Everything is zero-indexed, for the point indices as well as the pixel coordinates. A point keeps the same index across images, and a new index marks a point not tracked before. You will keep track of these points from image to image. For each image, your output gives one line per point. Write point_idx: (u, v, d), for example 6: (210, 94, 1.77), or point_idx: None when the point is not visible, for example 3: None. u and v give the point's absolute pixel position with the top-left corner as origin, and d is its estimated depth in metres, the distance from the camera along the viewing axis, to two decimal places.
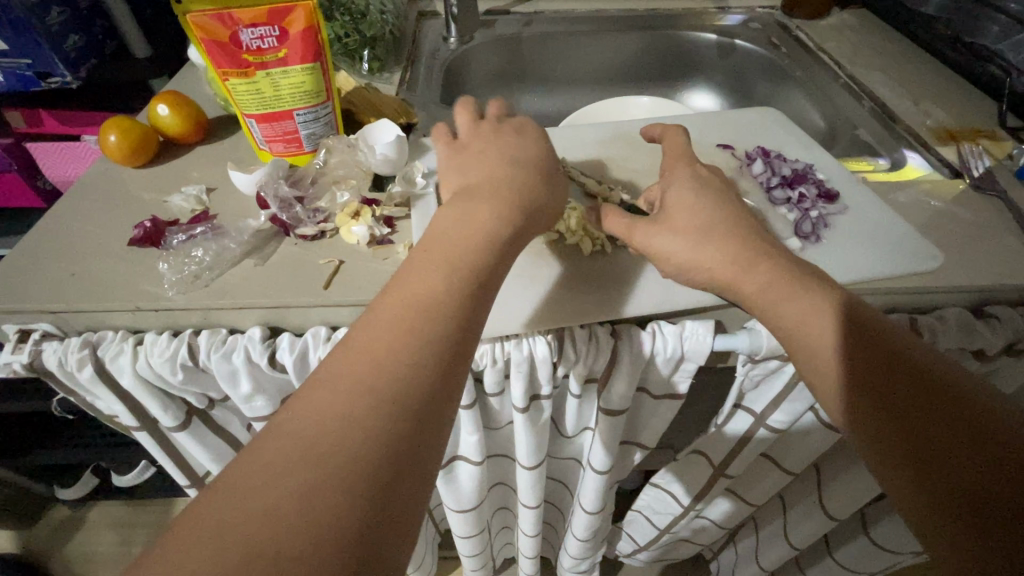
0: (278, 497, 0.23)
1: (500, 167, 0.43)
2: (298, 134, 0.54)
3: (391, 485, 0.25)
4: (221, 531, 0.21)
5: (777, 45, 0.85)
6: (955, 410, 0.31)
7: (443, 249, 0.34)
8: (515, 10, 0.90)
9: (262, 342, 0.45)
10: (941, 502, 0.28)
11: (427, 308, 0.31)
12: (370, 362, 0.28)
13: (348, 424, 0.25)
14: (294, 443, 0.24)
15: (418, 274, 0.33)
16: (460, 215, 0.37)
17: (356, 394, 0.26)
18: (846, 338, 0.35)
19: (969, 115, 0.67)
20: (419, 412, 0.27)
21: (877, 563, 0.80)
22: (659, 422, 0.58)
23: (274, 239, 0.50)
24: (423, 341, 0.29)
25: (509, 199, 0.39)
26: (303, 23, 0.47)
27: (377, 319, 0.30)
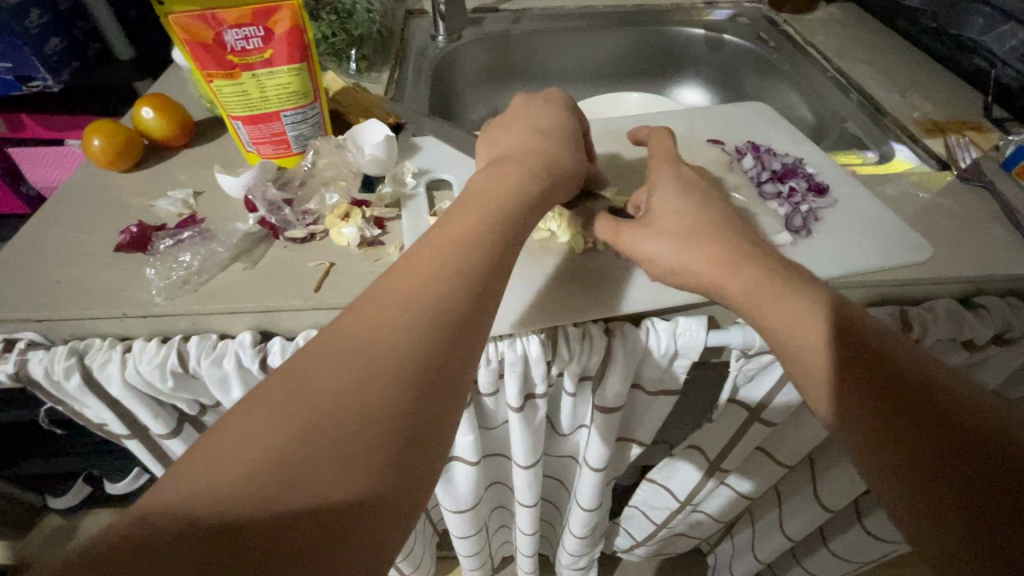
0: (282, 456, 0.23)
1: (534, 133, 0.45)
2: (286, 135, 0.53)
3: (410, 450, 0.26)
4: (207, 483, 0.22)
5: (765, 40, 0.85)
6: (941, 406, 0.31)
7: (480, 203, 0.36)
8: (503, 8, 0.90)
9: (253, 346, 0.45)
10: (931, 502, 0.28)
11: (461, 255, 0.32)
12: (410, 301, 0.29)
13: (363, 389, 0.26)
14: (337, 377, 0.26)
15: (456, 223, 0.34)
16: (492, 175, 0.39)
17: (397, 334, 0.28)
18: (840, 311, 0.36)
19: (956, 107, 0.67)
20: (449, 366, 0.29)
21: (870, 551, 0.81)
22: (654, 418, 0.58)
23: (263, 242, 0.49)
24: (443, 302, 0.30)
25: (536, 167, 0.40)
26: (288, 22, 0.47)
27: (418, 259, 0.32)
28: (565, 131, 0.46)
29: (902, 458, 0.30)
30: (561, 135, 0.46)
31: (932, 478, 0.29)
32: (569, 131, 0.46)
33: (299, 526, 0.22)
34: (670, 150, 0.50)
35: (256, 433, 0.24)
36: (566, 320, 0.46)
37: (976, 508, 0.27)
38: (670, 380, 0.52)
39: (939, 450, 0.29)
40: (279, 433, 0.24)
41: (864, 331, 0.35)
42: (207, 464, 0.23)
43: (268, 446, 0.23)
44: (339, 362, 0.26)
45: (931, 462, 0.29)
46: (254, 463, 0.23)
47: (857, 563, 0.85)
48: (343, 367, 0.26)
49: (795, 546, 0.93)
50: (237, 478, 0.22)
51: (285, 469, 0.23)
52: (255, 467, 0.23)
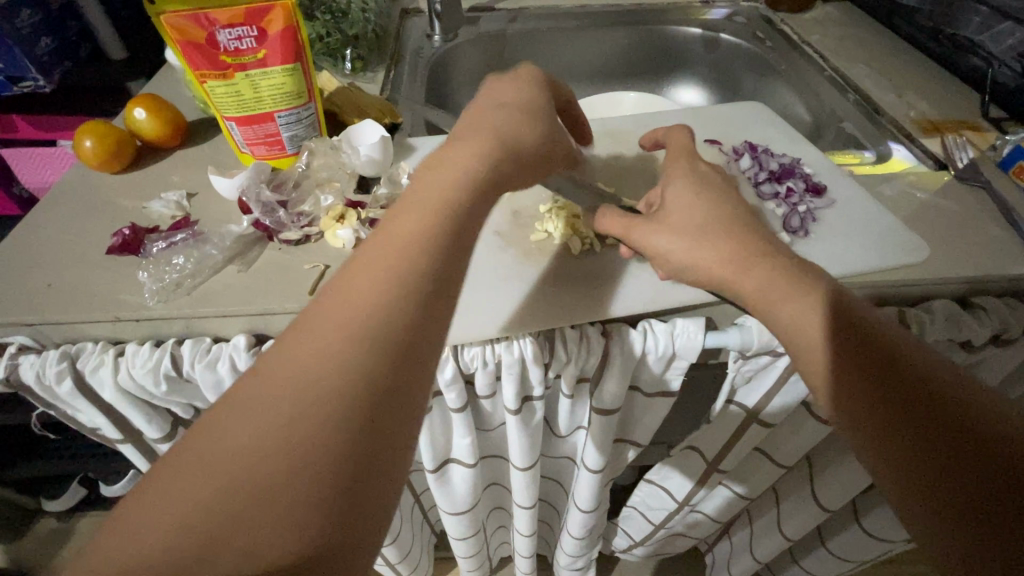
0: (242, 474, 0.23)
1: (498, 113, 0.42)
2: (280, 136, 0.53)
3: (364, 469, 0.24)
4: (170, 508, 0.22)
5: (762, 39, 0.85)
6: (945, 406, 0.30)
7: (428, 194, 0.33)
8: (500, 7, 0.89)
9: (247, 349, 0.44)
10: (938, 503, 0.28)
11: (407, 253, 0.30)
12: (352, 311, 0.27)
13: (316, 398, 0.25)
14: (274, 403, 0.25)
15: (401, 217, 0.32)
16: (443, 160, 0.36)
17: (337, 349, 0.26)
18: (832, 309, 0.35)
19: (953, 107, 0.67)
20: (398, 375, 0.27)
21: (868, 550, 0.81)
22: (652, 420, 0.58)
23: (257, 245, 0.48)
24: (400, 297, 0.28)
25: (491, 143, 0.38)
26: (282, 22, 0.46)
27: (361, 262, 0.29)
28: (532, 108, 0.44)
29: (904, 459, 0.30)
30: (524, 110, 0.43)
31: (937, 479, 0.29)
32: (534, 106, 0.44)
33: (255, 564, 0.22)
34: (689, 145, 0.50)
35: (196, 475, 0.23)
36: (563, 322, 0.46)
37: (983, 509, 0.27)
38: (667, 382, 0.52)
39: (941, 451, 0.29)
40: (216, 473, 0.23)
41: (866, 327, 0.34)
42: (171, 486, 0.23)
43: (228, 466, 0.23)
44: (276, 387, 0.25)
45: (933, 464, 0.29)
46: (216, 485, 0.22)
47: (855, 562, 0.85)
48: (280, 392, 0.25)
49: (793, 546, 0.93)
50: (182, 526, 0.22)
51: (231, 508, 0.22)
52: (198, 510, 0.22)
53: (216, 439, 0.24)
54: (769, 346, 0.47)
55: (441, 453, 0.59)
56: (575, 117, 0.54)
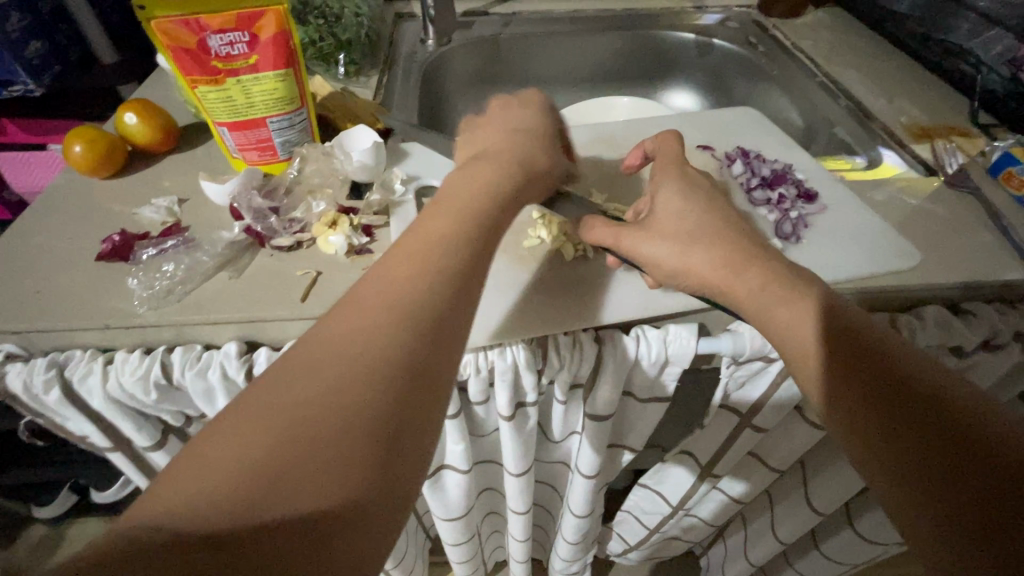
0: (263, 460, 0.22)
1: (508, 138, 0.45)
2: (272, 142, 0.53)
3: (397, 452, 0.25)
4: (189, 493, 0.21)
5: (754, 44, 0.85)
6: (941, 412, 0.30)
7: (454, 202, 0.36)
8: (493, 12, 0.89)
9: (238, 357, 0.44)
10: (935, 505, 0.28)
11: (437, 250, 0.31)
12: (389, 298, 0.28)
13: (345, 385, 0.25)
14: (316, 379, 0.25)
15: (432, 221, 0.34)
16: (466, 174, 0.39)
17: (377, 332, 0.27)
18: (823, 313, 0.36)
19: (942, 112, 0.68)
20: (433, 359, 0.27)
21: (861, 553, 0.81)
22: (645, 425, 0.58)
23: (248, 251, 0.48)
24: (429, 294, 0.29)
25: (509, 164, 0.41)
26: (273, 28, 0.46)
27: (395, 258, 0.31)
28: (537, 135, 0.47)
29: (898, 466, 0.30)
30: (531, 136, 0.46)
31: (932, 482, 0.28)
32: (541, 134, 0.48)
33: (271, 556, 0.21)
34: (675, 153, 0.51)
35: (237, 442, 0.23)
36: (555, 329, 0.45)
37: (982, 513, 0.27)
38: (661, 388, 0.52)
39: (936, 457, 0.29)
40: (254, 445, 0.22)
41: (860, 332, 0.35)
42: (190, 471, 0.22)
43: (248, 452, 0.22)
44: (318, 365, 0.25)
45: (930, 467, 0.29)
46: (235, 469, 0.22)
47: (848, 565, 0.85)
48: (320, 369, 0.25)
49: (787, 549, 0.93)
50: (219, 492, 0.21)
51: (270, 478, 0.22)
52: (237, 477, 0.22)
53: (233, 425, 0.23)
54: (761, 352, 0.48)
55: (434, 458, 0.58)
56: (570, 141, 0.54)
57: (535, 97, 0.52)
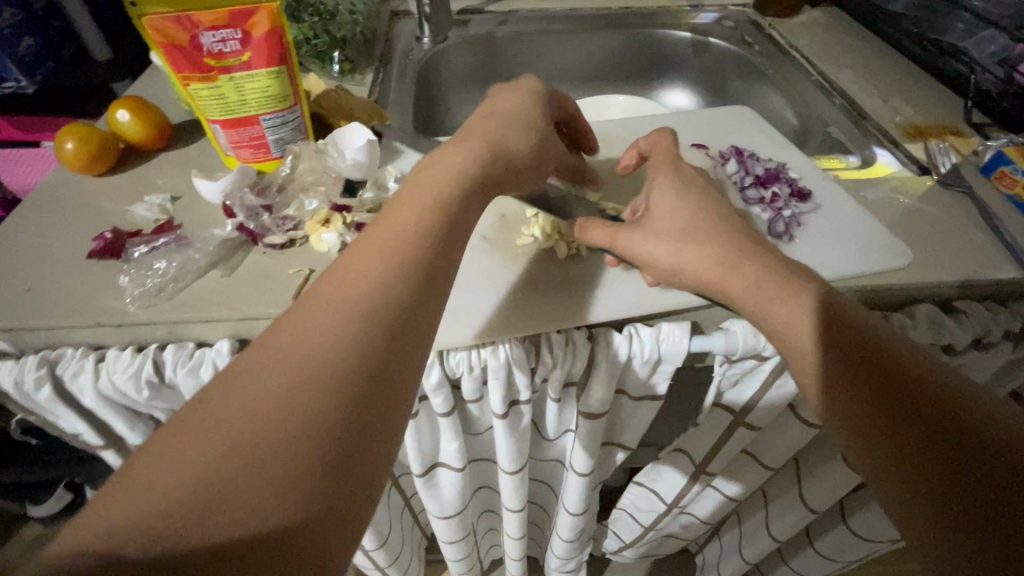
0: (228, 448, 0.23)
1: (489, 121, 0.45)
2: (265, 139, 0.52)
3: (351, 449, 0.25)
4: (153, 479, 0.22)
5: (750, 43, 0.85)
6: (939, 409, 0.30)
7: (425, 194, 0.36)
8: (489, 9, 0.89)
9: (230, 354, 0.44)
10: (935, 501, 0.28)
11: (402, 245, 0.32)
12: (350, 292, 0.29)
13: (312, 376, 0.26)
14: (272, 372, 0.25)
15: (401, 210, 0.34)
16: (439, 163, 0.39)
17: (334, 329, 0.27)
18: (822, 304, 0.36)
19: (937, 112, 0.68)
20: (389, 354, 0.28)
21: (855, 551, 0.82)
22: (639, 424, 0.58)
23: (241, 249, 0.48)
24: (391, 286, 0.30)
25: (487, 151, 0.41)
26: (266, 25, 0.46)
27: (359, 251, 0.31)
28: (524, 118, 0.47)
29: (897, 462, 0.29)
30: (516, 116, 0.46)
31: (930, 477, 0.28)
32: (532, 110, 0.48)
33: (236, 541, 0.21)
34: (670, 150, 0.51)
35: (193, 440, 0.23)
36: (549, 327, 0.46)
37: (978, 508, 0.27)
38: (654, 385, 0.52)
39: (936, 453, 0.29)
40: (222, 430, 0.23)
41: (861, 327, 0.34)
42: (155, 460, 0.23)
43: (215, 440, 0.23)
44: (273, 361, 0.26)
45: (925, 462, 0.29)
46: (200, 457, 0.23)
47: (842, 562, 0.86)
48: (275, 363, 0.26)
49: (782, 546, 0.94)
50: (185, 477, 0.22)
51: (225, 472, 0.22)
52: (203, 462, 0.22)
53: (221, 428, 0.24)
54: (753, 351, 0.48)
55: (428, 456, 0.58)
56: (586, 130, 0.57)
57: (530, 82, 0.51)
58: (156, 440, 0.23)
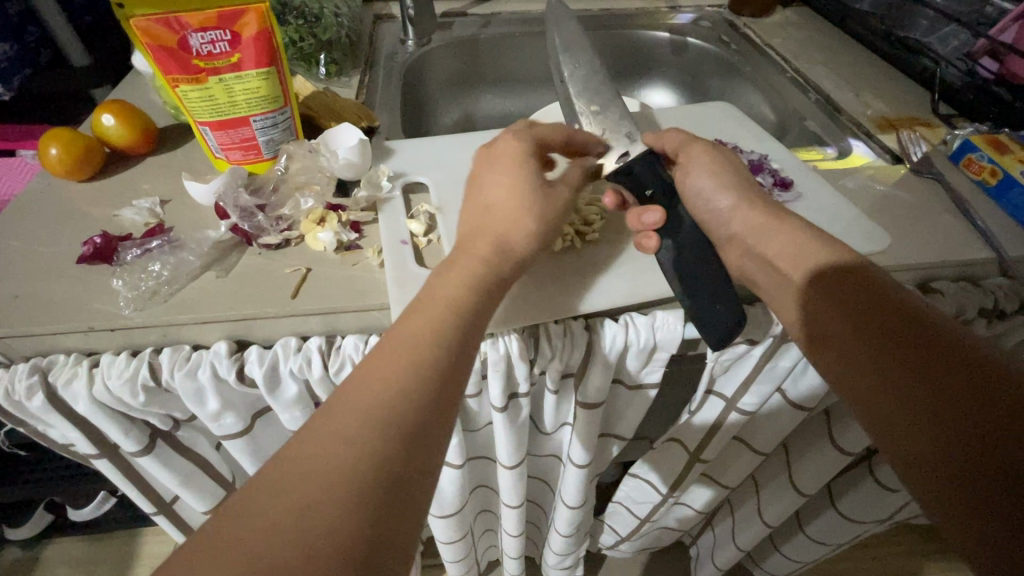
0: (280, 517, 0.25)
1: (506, 201, 0.44)
2: (256, 140, 0.52)
3: (397, 498, 0.28)
4: (206, 553, 0.24)
5: (726, 42, 0.88)
6: (948, 363, 0.35)
7: (442, 290, 0.38)
8: (472, 12, 0.91)
9: (228, 356, 0.43)
10: (943, 445, 0.32)
11: (440, 328, 0.35)
12: (400, 359, 0.33)
13: (356, 446, 0.28)
14: (302, 484, 0.26)
15: (434, 293, 0.38)
16: (454, 262, 0.41)
17: (376, 404, 0.30)
18: (836, 275, 0.41)
19: (906, 104, 0.71)
20: (411, 462, 0.29)
21: (843, 533, 0.84)
22: (635, 413, 0.59)
23: (236, 250, 0.48)
24: (425, 364, 0.33)
25: (495, 238, 0.43)
26: (255, 26, 0.46)
27: (403, 325, 0.35)
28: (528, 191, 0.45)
29: (908, 416, 0.34)
30: (522, 204, 0.44)
31: (941, 421, 0.33)
32: (539, 195, 0.45)
33: None
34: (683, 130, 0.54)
35: (241, 518, 0.25)
36: (548, 317, 0.46)
37: (986, 444, 0.31)
38: (650, 374, 0.52)
39: (946, 400, 0.33)
40: (270, 505, 0.25)
41: (879, 296, 0.39)
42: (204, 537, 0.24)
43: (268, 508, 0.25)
44: (344, 413, 0.29)
45: (933, 412, 0.33)
46: (250, 533, 0.24)
47: (831, 545, 0.88)
48: (305, 474, 0.27)
49: (773, 533, 0.96)
50: (232, 550, 0.24)
51: (272, 539, 0.24)
52: (254, 534, 0.24)
53: (256, 504, 0.25)
54: None
55: None
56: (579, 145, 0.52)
57: (510, 140, 0.48)
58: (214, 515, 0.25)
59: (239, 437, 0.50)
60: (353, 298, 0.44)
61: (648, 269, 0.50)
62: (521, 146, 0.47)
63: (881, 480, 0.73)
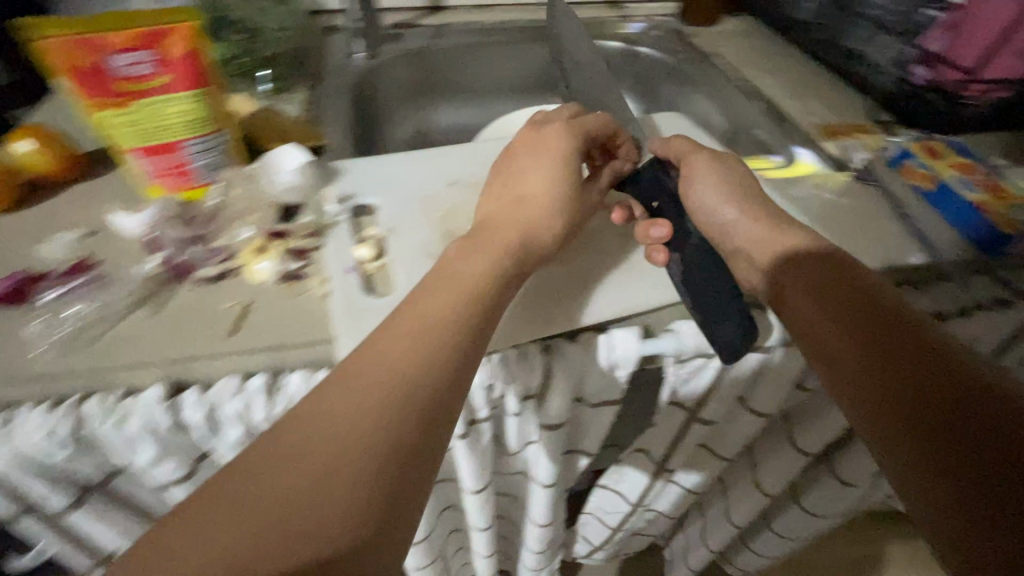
0: (277, 505, 0.27)
1: (539, 189, 0.48)
2: (190, 166, 0.49)
3: (392, 494, 0.29)
4: (207, 535, 0.26)
5: (677, 51, 0.89)
6: (924, 355, 0.36)
7: (451, 286, 0.39)
8: (423, 24, 0.89)
9: (164, 402, 0.40)
10: (908, 426, 0.33)
11: (447, 324, 0.36)
12: (400, 357, 0.33)
13: (353, 441, 0.29)
14: (295, 475, 0.28)
15: (438, 288, 0.38)
16: (466, 251, 0.43)
17: (373, 401, 0.31)
18: (820, 264, 0.43)
19: (847, 112, 0.73)
20: (410, 459, 0.30)
21: (807, 528, 0.87)
22: (599, 429, 0.59)
23: (168, 285, 0.45)
24: (428, 364, 0.33)
25: (523, 227, 0.46)
26: (183, 45, 0.43)
27: (407, 319, 0.36)
28: (558, 182, 0.49)
29: (876, 397, 0.35)
30: (553, 199, 0.48)
31: (907, 406, 0.34)
32: (568, 189, 0.49)
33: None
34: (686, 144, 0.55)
35: (235, 508, 0.26)
36: (550, 322, 0.48)
37: (952, 430, 0.32)
38: (611, 392, 0.52)
39: (916, 387, 0.34)
40: (265, 495, 0.27)
41: (861, 290, 0.40)
42: (203, 520, 0.26)
43: (261, 498, 0.27)
44: (336, 407, 0.30)
45: (902, 396, 0.34)
46: (245, 522, 0.26)
47: (797, 540, 0.90)
48: (299, 465, 0.28)
49: (742, 531, 0.98)
50: (232, 538, 0.26)
51: (266, 527, 0.26)
52: (247, 522, 0.26)
53: (255, 490, 0.27)
54: (704, 350, 0.49)
55: None
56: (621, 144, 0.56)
57: (557, 136, 0.52)
58: (211, 496, 0.27)
59: (181, 485, 0.46)
60: (298, 332, 0.43)
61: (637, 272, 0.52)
62: (565, 138, 0.51)
63: (839, 476, 0.75)
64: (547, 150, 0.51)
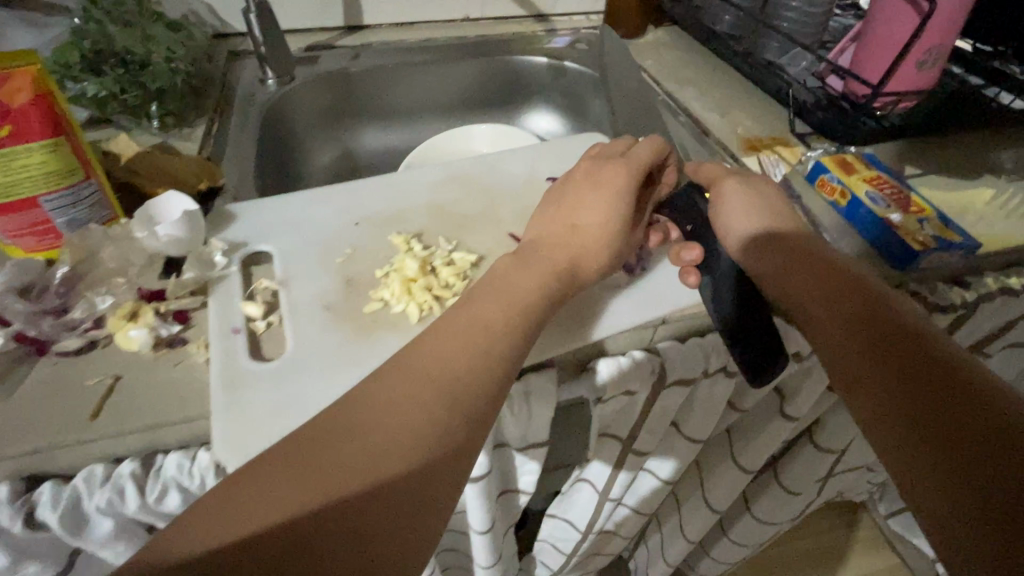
0: (322, 488, 0.29)
1: (588, 219, 0.46)
2: (51, 222, 0.43)
3: (424, 497, 0.31)
4: (254, 502, 0.28)
5: (602, 64, 0.88)
6: (935, 360, 0.36)
7: (490, 304, 0.40)
8: (340, 45, 0.85)
9: (11, 501, 0.36)
10: (912, 420, 0.34)
11: (490, 340, 0.37)
12: (442, 371, 0.35)
13: (404, 443, 0.31)
14: (348, 468, 0.30)
15: (488, 305, 0.39)
16: (521, 271, 0.43)
17: (417, 410, 0.33)
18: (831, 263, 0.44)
19: (769, 122, 0.73)
20: (441, 473, 0.32)
21: (760, 534, 0.87)
22: (531, 470, 0.56)
23: (23, 364, 0.40)
24: (474, 382, 0.35)
25: (564, 259, 0.44)
26: (29, 90, 0.38)
27: (454, 331, 0.37)
28: (615, 210, 0.47)
29: (882, 388, 0.36)
30: (607, 233, 0.46)
31: (914, 406, 0.34)
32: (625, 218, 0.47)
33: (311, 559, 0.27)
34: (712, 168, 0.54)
35: (284, 487, 0.28)
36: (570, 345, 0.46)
37: (953, 433, 0.32)
38: (535, 435, 0.49)
39: (926, 388, 0.35)
40: (313, 479, 0.29)
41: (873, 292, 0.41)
42: (245, 496, 0.28)
43: (313, 481, 0.29)
44: (388, 409, 0.32)
45: (911, 394, 0.35)
46: (296, 499, 0.28)
47: (751, 545, 0.90)
48: (349, 458, 0.30)
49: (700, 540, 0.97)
50: (277, 511, 0.28)
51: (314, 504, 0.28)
52: (296, 498, 0.28)
53: (309, 468, 0.29)
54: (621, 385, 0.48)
55: None
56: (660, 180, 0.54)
57: (609, 167, 0.50)
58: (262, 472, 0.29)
59: None
60: (173, 406, 0.39)
61: (650, 294, 0.50)
62: (613, 167, 0.50)
63: (783, 483, 0.76)
64: (593, 179, 0.49)
